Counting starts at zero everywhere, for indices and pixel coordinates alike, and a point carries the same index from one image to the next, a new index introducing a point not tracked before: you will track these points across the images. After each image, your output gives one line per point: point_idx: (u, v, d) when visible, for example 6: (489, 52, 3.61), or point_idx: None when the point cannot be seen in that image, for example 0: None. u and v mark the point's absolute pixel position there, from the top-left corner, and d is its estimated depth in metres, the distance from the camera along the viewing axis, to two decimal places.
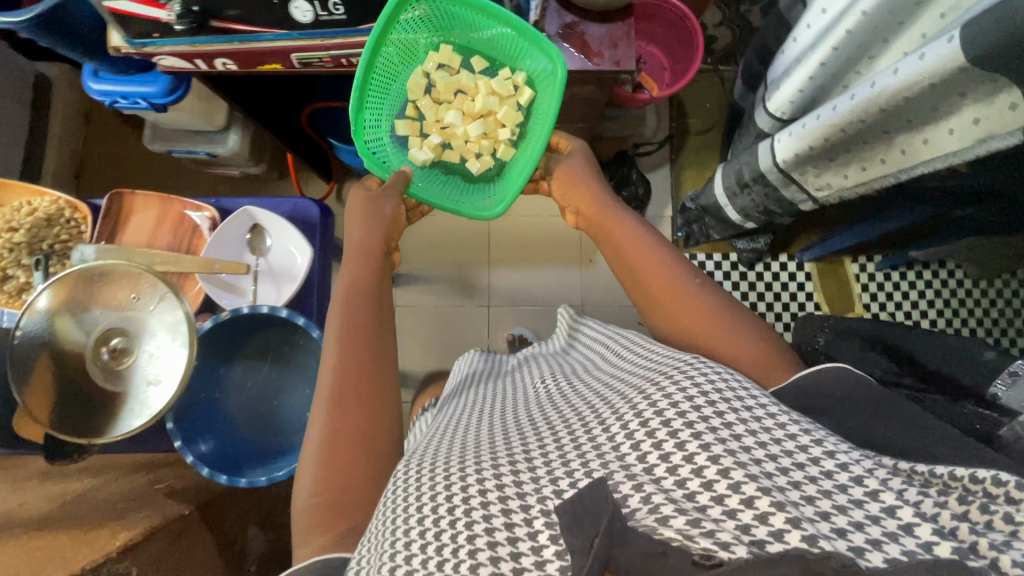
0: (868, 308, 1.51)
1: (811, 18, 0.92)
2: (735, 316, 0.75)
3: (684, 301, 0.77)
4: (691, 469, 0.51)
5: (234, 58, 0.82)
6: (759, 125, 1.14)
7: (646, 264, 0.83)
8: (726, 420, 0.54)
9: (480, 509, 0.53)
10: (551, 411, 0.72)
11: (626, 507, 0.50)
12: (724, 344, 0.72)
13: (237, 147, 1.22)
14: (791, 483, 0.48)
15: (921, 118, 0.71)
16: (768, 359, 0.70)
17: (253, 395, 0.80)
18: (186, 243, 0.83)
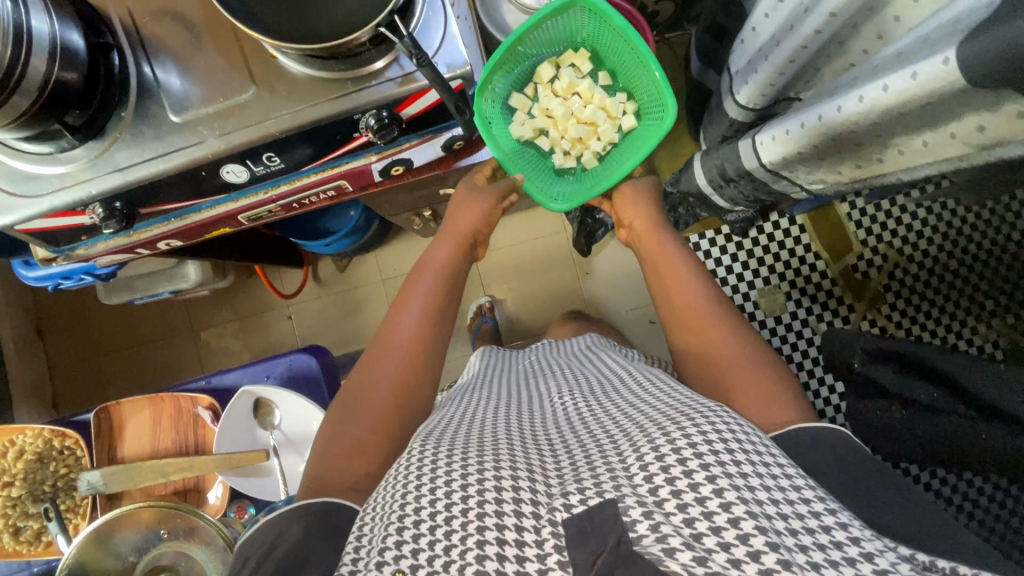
0: (866, 244, 1.52)
1: (766, 7, 0.87)
2: (756, 357, 0.71)
3: (706, 322, 0.76)
4: (701, 511, 0.46)
5: (178, 235, 0.76)
6: (730, 114, 1.08)
7: (664, 258, 0.86)
8: (745, 466, 0.49)
9: (489, 515, 0.50)
10: (564, 422, 0.68)
11: (631, 529, 0.46)
12: (737, 376, 0.69)
13: (199, 276, 1.14)
14: (798, 544, 0.44)
15: (919, 124, 0.66)
16: (776, 398, 0.66)
17: None
18: (192, 437, 0.78)
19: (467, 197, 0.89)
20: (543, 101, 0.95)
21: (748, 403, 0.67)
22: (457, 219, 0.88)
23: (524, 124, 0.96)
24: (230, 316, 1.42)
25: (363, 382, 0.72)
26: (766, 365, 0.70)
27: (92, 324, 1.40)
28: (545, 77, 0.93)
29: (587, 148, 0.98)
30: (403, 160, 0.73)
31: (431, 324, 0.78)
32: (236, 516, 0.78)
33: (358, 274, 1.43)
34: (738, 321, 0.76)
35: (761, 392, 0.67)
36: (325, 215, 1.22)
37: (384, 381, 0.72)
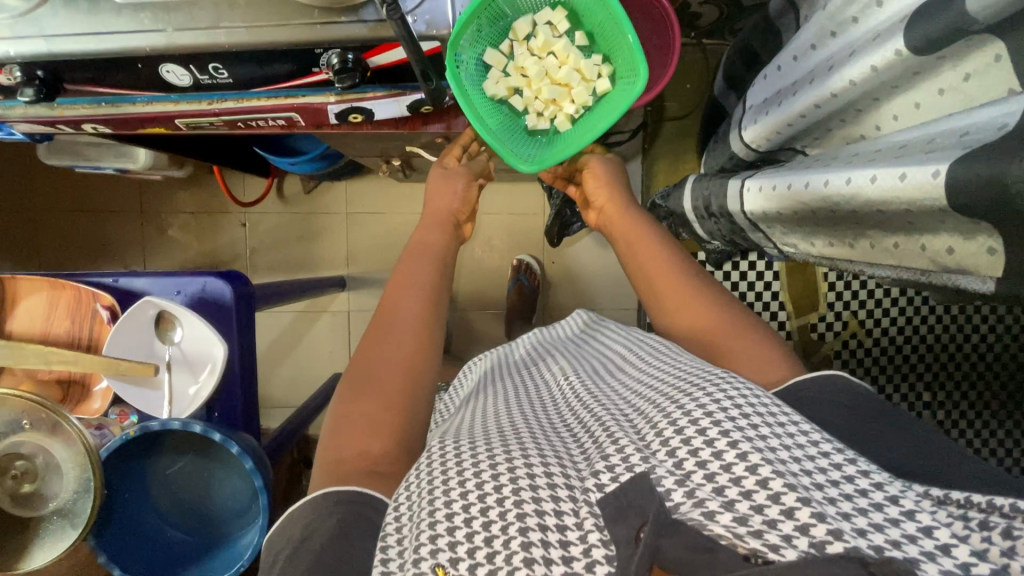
0: (831, 307, 1.52)
1: (797, 49, 0.83)
2: (739, 329, 0.69)
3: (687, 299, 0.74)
4: (725, 471, 0.43)
5: (108, 123, 0.70)
6: (732, 148, 1.04)
7: (647, 247, 0.81)
8: (761, 427, 0.47)
9: (529, 499, 0.47)
10: (581, 397, 0.65)
11: (666, 498, 0.43)
12: (727, 347, 0.69)
13: (150, 162, 1.09)
14: (825, 496, 0.40)
15: (896, 225, 0.63)
16: (766, 360, 0.66)
17: (176, 487, 0.76)
18: (85, 331, 0.75)
19: (438, 173, 0.86)
20: (513, 57, 0.67)
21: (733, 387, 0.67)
22: (432, 198, 0.84)
23: (496, 82, 0.66)
24: (183, 208, 1.36)
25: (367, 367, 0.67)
26: (747, 335, 0.69)
27: (34, 178, 1.33)
28: (518, 34, 0.65)
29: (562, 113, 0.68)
30: (363, 108, 0.66)
31: (433, 301, 0.75)
32: (116, 420, 0.75)
33: (324, 201, 1.38)
34: (713, 290, 0.75)
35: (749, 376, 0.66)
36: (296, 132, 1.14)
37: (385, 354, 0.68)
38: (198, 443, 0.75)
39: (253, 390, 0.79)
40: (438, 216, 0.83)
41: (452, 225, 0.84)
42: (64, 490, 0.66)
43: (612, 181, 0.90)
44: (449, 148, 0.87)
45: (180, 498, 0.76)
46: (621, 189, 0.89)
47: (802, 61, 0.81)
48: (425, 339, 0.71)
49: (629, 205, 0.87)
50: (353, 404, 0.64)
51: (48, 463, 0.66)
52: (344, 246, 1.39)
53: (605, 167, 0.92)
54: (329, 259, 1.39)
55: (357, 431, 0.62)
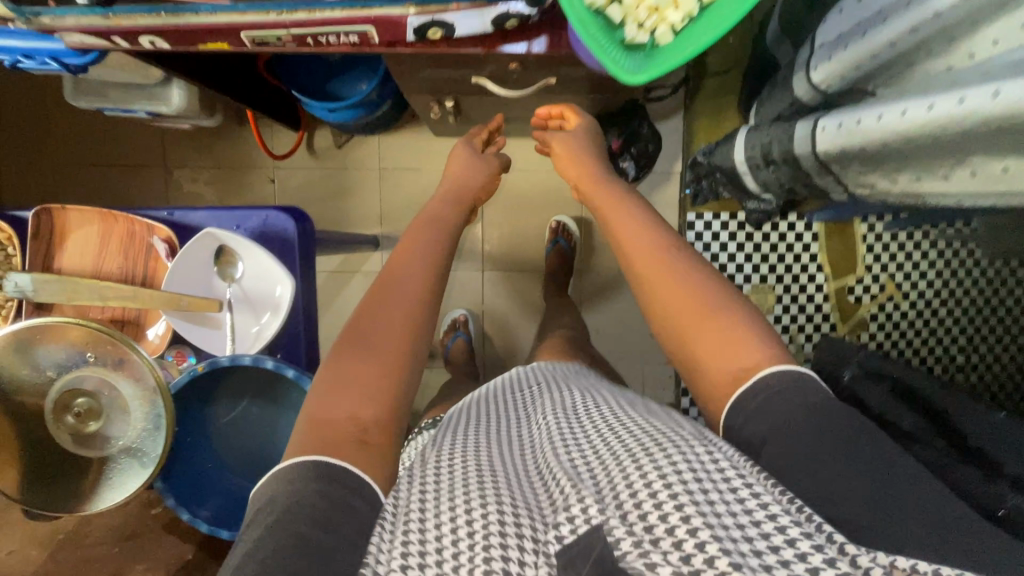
0: (869, 269, 1.50)
1: None
2: (717, 306, 0.60)
3: (662, 265, 0.65)
4: (665, 532, 0.39)
5: (167, 36, 0.64)
6: (794, 91, 0.99)
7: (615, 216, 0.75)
8: (710, 486, 0.43)
9: (497, 546, 0.42)
10: (562, 416, 0.59)
11: (615, 549, 0.40)
12: (704, 328, 0.60)
13: (183, 104, 1.02)
14: (760, 565, 0.37)
15: (1011, 147, 0.60)
16: (743, 343, 0.57)
17: (239, 434, 0.73)
18: (139, 268, 0.70)
19: (460, 152, 0.90)
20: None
21: (710, 381, 0.59)
22: (451, 172, 0.87)
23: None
24: (210, 162, 1.31)
25: (366, 317, 0.62)
26: (727, 313, 0.60)
27: (55, 129, 1.28)
28: None
29: (663, 23, 0.60)
30: (445, 23, 0.62)
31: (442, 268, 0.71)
32: (173, 363, 0.72)
33: (356, 156, 1.32)
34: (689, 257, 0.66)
35: (727, 364, 0.58)
36: (334, 77, 1.09)
37: (381, 307, 0.64)
38: (261, 386, 0.71)
39: (317, 333, 0.76)
40: (458, 192, 0.84)
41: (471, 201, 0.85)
42: (131, 430, 0.63)
43: (581, 151, 0.87)
44: (477, 131, 0.95)
45: (245, 445, 0.73)
46: (593, 160, 0.86)
47: None
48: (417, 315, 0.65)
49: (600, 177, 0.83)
50: (346, 361, 0.59)
51: (114, 401, 0.63)
52: (377, 202, 1.34)
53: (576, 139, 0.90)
54: (361, 217, 1.34)
55: (340, 392, 0.57)
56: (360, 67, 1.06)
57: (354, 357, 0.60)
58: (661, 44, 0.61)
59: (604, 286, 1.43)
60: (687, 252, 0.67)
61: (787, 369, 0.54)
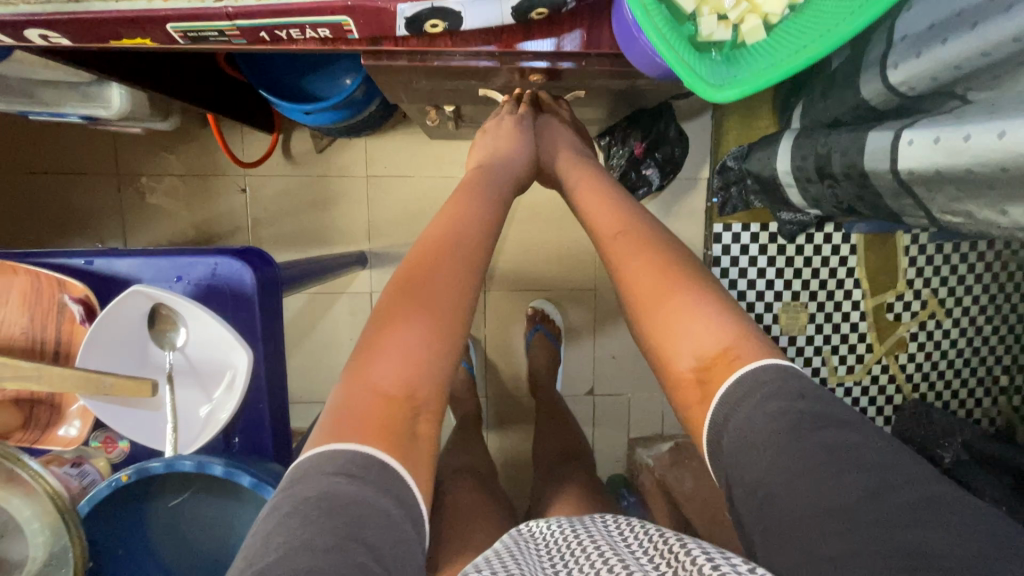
0: (911, 283, 1.36)
1: None
2: (678, 282, 0.52)
3: (637, 249, 0.56)
4: None
5: (63, 30, 0.46)
6: (860, 92, 0.82)
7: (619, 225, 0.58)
8: None
9: None
10: None
11: None
12: (666, 316, 0.51)
13: (125, 107, 0.84)
14: None
15: None
16: (704, 339, 0.48)
17: (185, 541, 0.57)
18: (48, 333, 0.54)
19: (513, 125, 0.72)
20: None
21: (676, 384, 0.50)
22: (495, 149, 0.69)
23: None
24: (170, 169, 1.13)
25: (409, 293, 0.50)
26: (685, 294, 0.51)
27: None
28: None
29: (753, 13, 0.46)
30: (448, 10, 0.46)
31: (493, 243, 0.57)
32: (100, 450, 0.56)
33: (339, 161, 1.15)
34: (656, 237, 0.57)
35: (689, 361, 0.49)
36: (309, 71, 0.91)
37: (431, 287, 0.50)
38: (211, 481, 0.55)
39: (285, 406, 0.60)
40: (493, 169, 0.66)
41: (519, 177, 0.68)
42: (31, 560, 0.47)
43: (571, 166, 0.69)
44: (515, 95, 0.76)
45: (195, 551, 0.57)
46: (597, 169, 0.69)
47: None
48: (465, 278, 0.52)
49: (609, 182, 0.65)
50: (391, 330, 0.48)
51: None
52: (364, 215, 1.17)
53: (548, 131, 0.74)
54: (346, 231, 1.17)
55: (382, 356, 0.47)
56: (342, 60, 0.89)
57: (383, 350, 0.47)
58: (748, 41, 0.48)
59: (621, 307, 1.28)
60: (663, 232, 0.58)
61: (767, 360, 0.46)
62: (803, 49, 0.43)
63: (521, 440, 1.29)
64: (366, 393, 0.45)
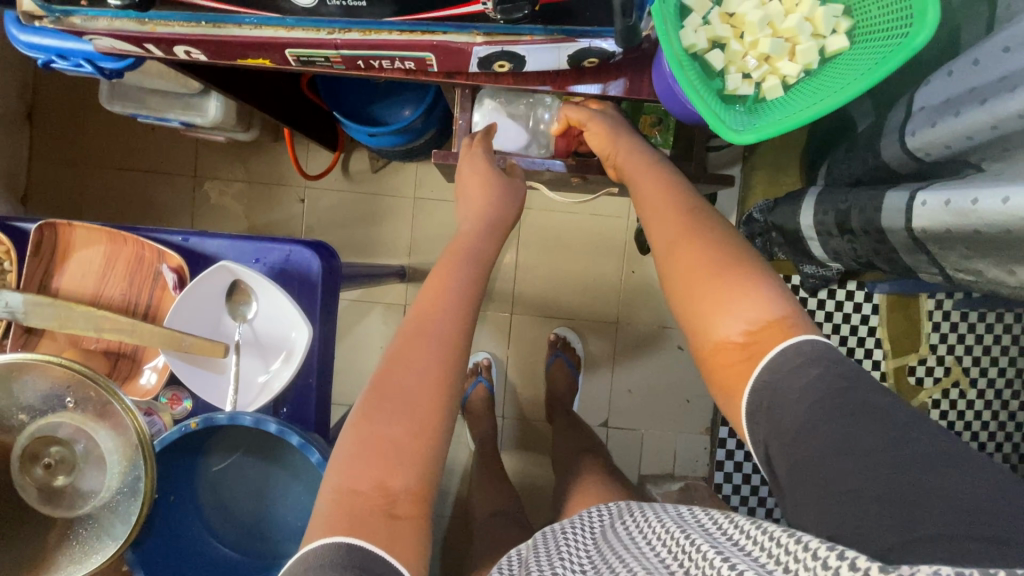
0: (933, 349, 1.37)
1: (980, 53, 0.71)
2: (727, 267, 0.52)
3: (681, 224, 0.57)
4: None
5: (203, 48, 0.58)
6: (882, 156, 0.88)
7: (659, 208, 0.60)
8: None
9: None
10: None
11: None
12: (714, 297, 0.51)
13: (219, 117, 0.96)
14: None
15: None
16: (752, 304, 0.49)
17: (232, 493, 0.63)
18: (143, 295, 0.63)
19: (472, 163, 0.71)
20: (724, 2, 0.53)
21: (720, 355, 0.50)
22: (469, 208, 0.70)
23: (695, 31, 0.52)
24: (240, 176, 1.25)
25: (393, 382, 0.53)
26: (736, 270, 0.52)
27: (88, 129, 1.23)
28: None
29: (774, 75, 0.54)
30: (514, 54, 0.56)
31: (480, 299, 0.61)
32: (166, 406, 0.63)
33: (391, 182, 1.26)
34: (715, 226, 0.56)
35: (739, 331, 0.49)
36: (378, 100, 1.02)
37: (410, 371, 0.54)
38: (259, 442, 0.63)
39: (330, 386, 0.67)
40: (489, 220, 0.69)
41: (499, 237, 0.71)
42: (108, 488, 0.54)
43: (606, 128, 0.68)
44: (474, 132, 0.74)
45: (235, 505, 0.63)
46: (624, 136, 0.69)
47: (1000, 60, 0.68)
48: (453, 359, 0.56)
49: (638, 154, 0.66)
50: (372, 423, 0.52)
51: (87, 453, 0.54)
52: (408, 232, 1.26)
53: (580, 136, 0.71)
54: (390, 245, 1.26)
55: (364, 453, 0.51)
56: (407, 92, 1.00)
57: (367, 434, 0.51)
58: (768, 98, 0.55)
59: (641, 342, 1.32)
60: (714, 216, 0.58)
61: (812, 337, 0.47)
62: (818, 98, 0.50)
63: (533, 464, 1.31)
64: (360, 468, 0.50)
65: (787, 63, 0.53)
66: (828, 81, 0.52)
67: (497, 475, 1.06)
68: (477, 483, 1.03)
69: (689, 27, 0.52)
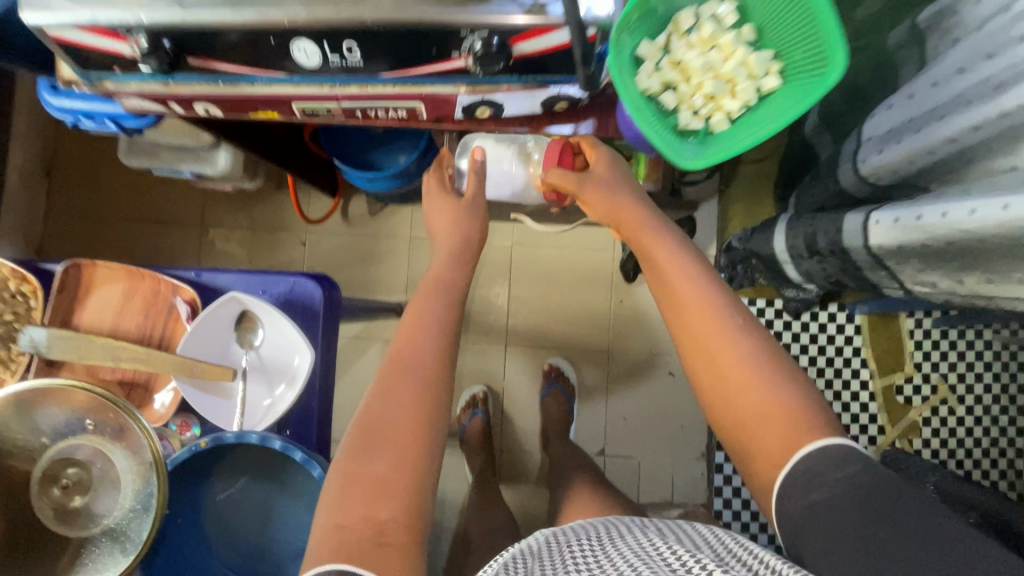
0: (918, 367, 1.40)
1: (915, 88, 0.79)
2: (750, 372, 0.58)
3: (702, 311, 0.61)
4: None
5: (220, 103, 0.66)
6: (842, 183, 0.95)
7: (681, 291, 0.63)
8: None
9: None
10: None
11: None
12: (740, 401, 0.57)
13: (228, 168, 1.04)
14: None
15: None
16: (776, 414, 0.55)
17: (234, 518, 0.65)
18: (158, 327, 0.68)
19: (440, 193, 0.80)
20: (670, 51, 0.61)
21: (748, 438, 0.57)
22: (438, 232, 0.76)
23: (648, 76, 0.60)
24: (245, 222, 1.33)
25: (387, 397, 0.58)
26: (758, 377, 0.57)
27: (103, 183, 1.32)
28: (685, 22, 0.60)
29: (719, 111, 0.62)
30: (493, 101, 0.64)
31: (455, 330, 0.66)
32: (176, 432, 0.67)
33: (388, 224, 1.33)
34: (740, 323, 0.60)
35: (767, 416, 0.56)
36: (375, 148, 1.10)
37: (402, 397, 0.59)
38: (262, 467, 0.65)
39: (331, 409, 0.71)
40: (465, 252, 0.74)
41: (471, 257, 0.76)
42: (119, 507, 0.57)
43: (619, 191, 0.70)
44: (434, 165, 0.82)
45: (238, 530, 0.65)
46: (627, 195, 0.71)
47: (932, 93, 0.76)
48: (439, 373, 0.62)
49: (648, 218, 0.69)
50: (371, 455, 0.55)
51: (103, 473, 0.58)
52: (404, 270, 1.32)
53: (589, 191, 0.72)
54: (387, 283, 1.32)
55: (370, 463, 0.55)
56: (402, 140, 1.08)
57: (368, 445, 0.56)
58: (717, 130, 0.62)
59: (634, 369, 1.36)
60: (733, 302, 0.62)
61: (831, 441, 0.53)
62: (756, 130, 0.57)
63: (532, 496, 1.32)
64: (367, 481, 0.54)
65: (729, 101, 0.61)
66: (763, 115, 0.59)
67: (496, 506, 1.07)
68: (476, 513, 1.04)
69: (642, 73, 0.60)
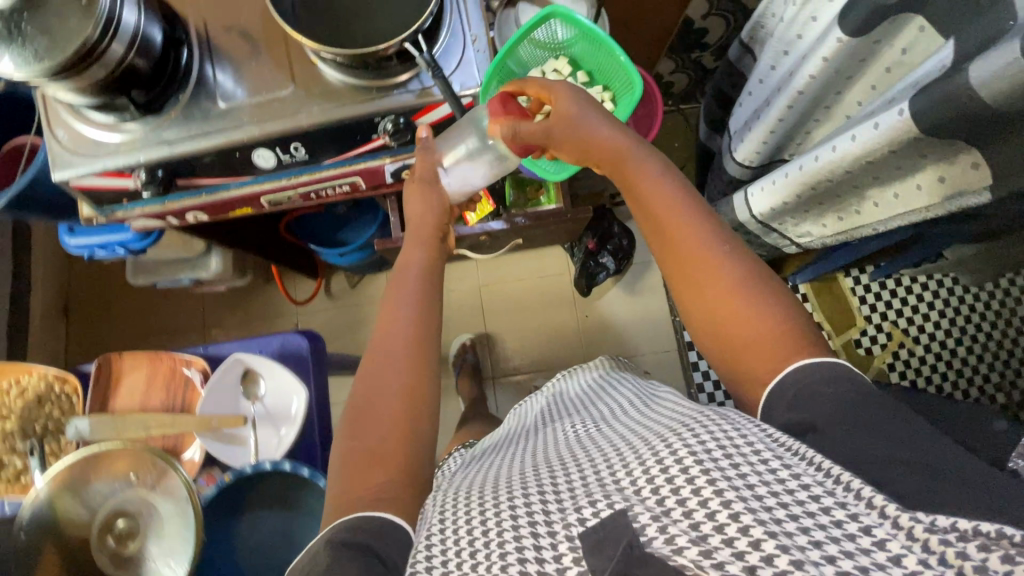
0: (870, 319, 1.52)
1: (751, 86, 0.99)
2: (742, 292, 0.57)
3: (683, 223, 0.61)
4: (705, 513, 0.39)
5: (205, 210, 0.83)
6: (729, 173, 1.12)
7: (662, 209, 0.62)
8: (742, 467, 0.43)
9: (514, 545, 0.43)
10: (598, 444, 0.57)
11: (642, 533, 0.40)
12: (733, 323, 0.57)
13: (220, 269, 1.22)
14: (797, 526, 0.38)
15: (908, 164, 0.69)
16: (773, 339, 0.55)
17: (262, 548, 0.76)
18: (180, 398, 0.82)
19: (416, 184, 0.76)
20: None
21: (742, 363, 0.57)
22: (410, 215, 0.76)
23: None
24: (243, 317, 1.49)
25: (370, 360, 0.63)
26: (750, 295, 0.57)
27: (115, 309, 1.49)
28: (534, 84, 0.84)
29: None
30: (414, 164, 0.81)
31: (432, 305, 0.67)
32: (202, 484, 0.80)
33: (367, 292, 1.49)
34: (729, 246, 0.60)
35: (756, 337, 0.56)
36: (342, 228, 1.29)
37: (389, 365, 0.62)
38: (279, 498, 0.77)
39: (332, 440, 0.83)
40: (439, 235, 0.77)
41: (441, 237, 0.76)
42: (164, 544, 0.68)
43: (587, 124, 0.67)
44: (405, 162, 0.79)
45: (267, 557, 0.76)
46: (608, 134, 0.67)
47: (761, 87, 0.95)
48: (420, 355, 0.63)
49: (632, 151, 0.66)
50: (362, 432, 0.58)
51: (150, 518, 0.70)
52: None
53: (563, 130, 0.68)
54: None
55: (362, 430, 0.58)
56: (363, 217, 1.27)
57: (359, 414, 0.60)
58: None
59: None
60: (721, 228, 0.61)
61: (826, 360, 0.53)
62: None
63: None
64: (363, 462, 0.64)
65: None
66: None
67: None
68: None
69: None
